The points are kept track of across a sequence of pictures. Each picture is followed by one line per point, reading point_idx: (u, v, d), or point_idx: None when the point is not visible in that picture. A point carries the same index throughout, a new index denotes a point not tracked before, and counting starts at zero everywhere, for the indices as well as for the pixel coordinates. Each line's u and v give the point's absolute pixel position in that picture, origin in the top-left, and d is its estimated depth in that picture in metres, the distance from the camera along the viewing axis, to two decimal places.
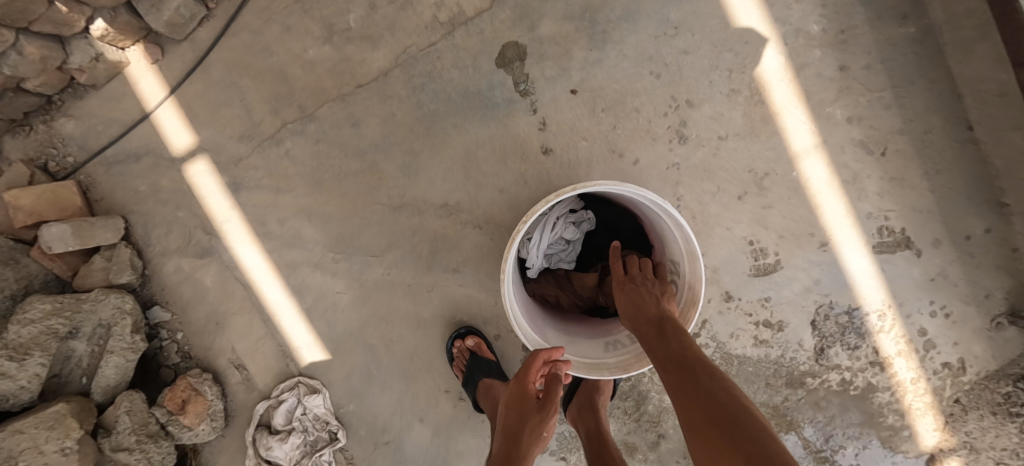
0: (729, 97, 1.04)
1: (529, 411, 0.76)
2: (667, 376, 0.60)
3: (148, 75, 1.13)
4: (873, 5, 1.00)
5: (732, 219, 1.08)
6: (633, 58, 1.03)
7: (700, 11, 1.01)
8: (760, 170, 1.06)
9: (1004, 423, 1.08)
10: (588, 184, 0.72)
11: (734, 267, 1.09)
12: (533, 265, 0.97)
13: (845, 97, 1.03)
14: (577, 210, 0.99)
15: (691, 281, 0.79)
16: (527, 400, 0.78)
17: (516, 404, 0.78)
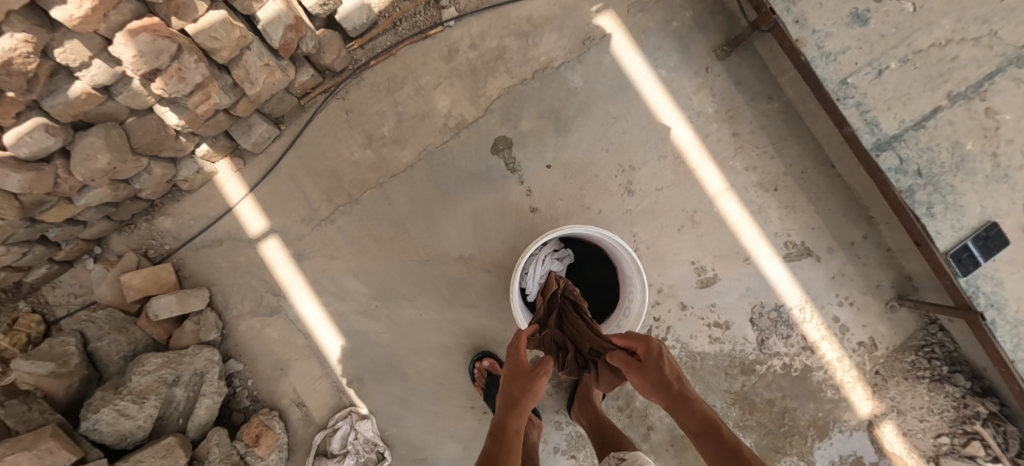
0: (660, 160, 1.45)
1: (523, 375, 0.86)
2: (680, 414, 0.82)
3: (232, 179, 1.51)
4: (748, 91, 1.45)
5: (678, 246, 1.44)
6: (589, 140, 1.45)
7: (630, 105, 1.45)
8: (691, 209, 1.44)
9: (915, 385, 1.39)
10: (562, 228, 1.09)
11: (685, 282, 1.43)
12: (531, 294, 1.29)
13: (741, 153, 1.44)
14: (559, 248, 1.32)
15: (641, 288, 1.15)
16: (522, 367, 0.88)
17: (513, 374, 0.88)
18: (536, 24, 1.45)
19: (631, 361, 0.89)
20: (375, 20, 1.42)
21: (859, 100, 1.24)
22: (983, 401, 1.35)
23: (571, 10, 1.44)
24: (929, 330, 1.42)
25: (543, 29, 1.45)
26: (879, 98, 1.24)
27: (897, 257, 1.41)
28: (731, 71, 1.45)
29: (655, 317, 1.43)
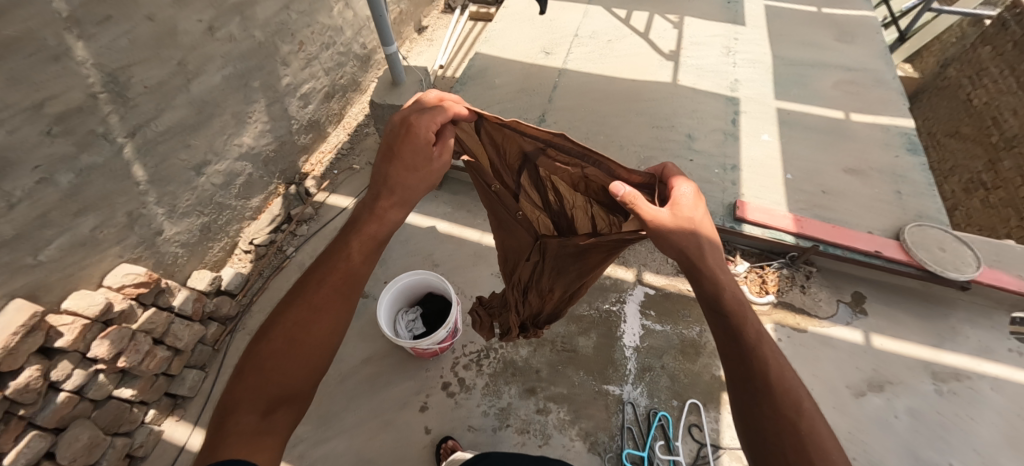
0: (440, 241, 2.47)
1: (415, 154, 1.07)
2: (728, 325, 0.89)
3: (176, 426, 2.04)
4: (459, 191, 2.67)
5: (478, 270, 2.35)
6: (399, 255, 2.43)
7: (409, 229, 2.52)
8: (471, 250, 2.43)
9: (636, 248, 2.40)
10: (403, 278, 1.98)
11: (493, 284, 2.30)
12: (402, 335, 1.92)
13: (475, 214, 2.56)
14: (410, 307, 2.05)
15: (447, 291, 1.97)
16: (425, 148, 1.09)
17: (399, 158, 1.06)
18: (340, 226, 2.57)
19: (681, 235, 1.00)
20: (246, 277, 2.36)
21: None
22: None
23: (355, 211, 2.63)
24: None
25: None
26: None
27: None
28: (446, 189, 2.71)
29: None
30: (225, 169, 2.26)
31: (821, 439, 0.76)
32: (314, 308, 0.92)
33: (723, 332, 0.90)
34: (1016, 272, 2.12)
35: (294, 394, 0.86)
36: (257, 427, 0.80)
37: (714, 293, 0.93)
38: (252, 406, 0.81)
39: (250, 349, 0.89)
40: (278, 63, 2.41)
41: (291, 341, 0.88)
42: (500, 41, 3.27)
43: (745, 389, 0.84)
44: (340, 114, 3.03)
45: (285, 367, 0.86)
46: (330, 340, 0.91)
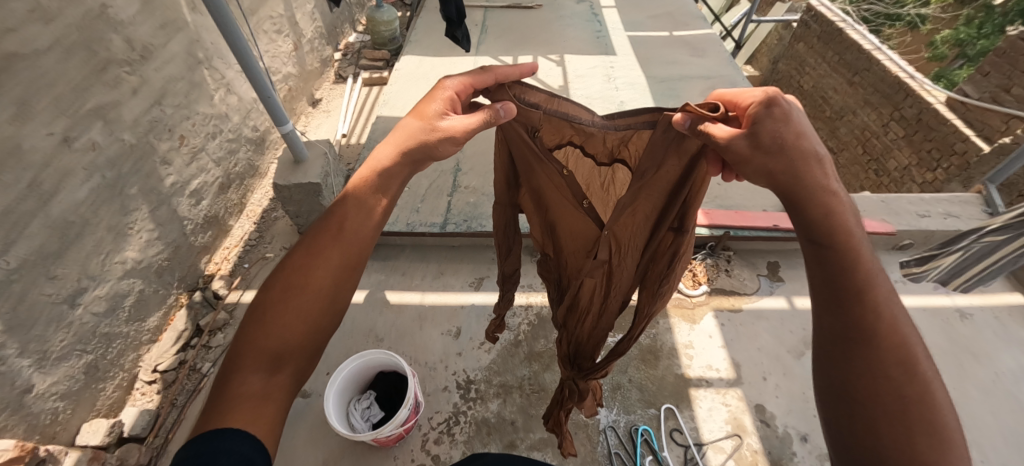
0: (379, 313, 2.31)
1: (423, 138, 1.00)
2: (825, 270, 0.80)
3: None
4: (390, 256, 2.56)
5: (427, 334, 2.23)
6: (338, 338, 2.22)
7: None
8: (416, 314, 2.31)
9: None
10: (350, 363, 1.80)
11: (447, 344, 2.19)
12: (358, 426, 1.72)
13: (412, 276, 2.47)
14: (361, 394, 1.85)
15: (402, 366, 1.83)
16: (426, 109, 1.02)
17: (416, 114, 1.04)
18: None
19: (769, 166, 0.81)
20: (156, 412, 1.98)
21: (420, 221, 2.49)
22: None
23: None
24: None
25: None
26: (427, 214, 2.52)
27: None
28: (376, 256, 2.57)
29: (454, 371, 2.10)
30: (108, 293, 1.93)
31: (930, 403, 0.71)
32: (314, 256, 0.92)
33: (819, 271, 0.81)
34: (879, 217, 2.53)
35: (291, 354, 0.87)
36: (265, 384, 0.83)
37: (812, 221, 0.80)
38: (256, 364, 0.83)
39: (259, 297, 0.90)
40: (158, 162, 2.18)
41: (290, 293, 0.89)
42: (398, 101, 3.30)
43: (833, 339, 0.78)
44: (240, 203, 2.81)
45: (285, 319, 0.87)
46: (329, 298, 0.92)
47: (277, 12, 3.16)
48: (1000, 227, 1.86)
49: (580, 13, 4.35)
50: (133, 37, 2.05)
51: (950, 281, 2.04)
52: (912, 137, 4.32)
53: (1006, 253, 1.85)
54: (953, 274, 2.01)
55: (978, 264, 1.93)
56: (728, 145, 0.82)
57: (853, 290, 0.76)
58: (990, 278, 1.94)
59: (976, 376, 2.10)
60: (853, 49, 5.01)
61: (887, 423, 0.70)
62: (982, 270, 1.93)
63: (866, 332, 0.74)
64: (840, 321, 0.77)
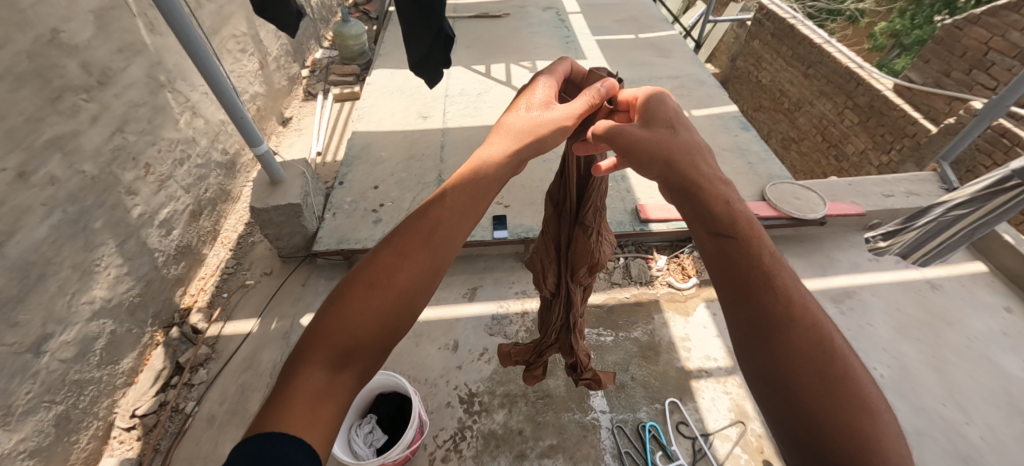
0: None
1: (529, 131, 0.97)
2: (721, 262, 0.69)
3: None
4: None
5: (424, 350, 2.18)
6: None
7: None
8: (410, 331, 2.25)
9: None
10: None
11: (446, 359, 2.14)
12: (360, 453, 1.63)
13: None
14: (360, 419, 1.77)
15: (404, 386, 1.78)
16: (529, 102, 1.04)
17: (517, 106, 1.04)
18: (249, 355, 2.19)
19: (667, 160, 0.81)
20: (139, 461, 1.86)
21: None
22: None
23: (261, 333, 2.28)
24: None
25: (256, 356, 2.19)
26: None
27: (502, 251, 2.58)
28: None
29: (455, 386, 2.05)
30: (76, 337, 1.80)
31: (851, 380, 0.56)
32: (404, 255, 0.75)
33: (718, 257, 0.69)
34: (849, 200, 2.66)
35: (364, 348, 0.68)
36: (327, 389, 0.64)
37: (704, 212, 0.73)
38: (324, 361, 0.65)
39: (340, 288, 0.72)
40: (124, 193, 2.06)
41: (375, 290, 0.71)
42: (373, 115, 3.25)
43: (747, 334, 0.63)
44: (214, 230, 2.69)
45: (361, 311, 0.69)
46: (416, 297, 0.74)
47: (240, 31, 3.07)
48: (963, 201, 1.96)
49: (547, 20, 4.42)
50: (89, 62, 1.94)
51: (910, 253, 2.19)
52: (866, 123, 4.59)
53: (965, 226, 1.98)
54: (913, 247, 2.16)
55: (938, 236, 2.07)
56: (622, 130, 0.86)
57: (762, 279, 0.64)
58: (948, 251, 2.10)
59: (952, 342, 2.22)
60: (805, 44, 5.30)
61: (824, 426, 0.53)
62: (940, 243, 2.08)
63: (783, 318, 0.60)
64: (749, 311, 0.63)
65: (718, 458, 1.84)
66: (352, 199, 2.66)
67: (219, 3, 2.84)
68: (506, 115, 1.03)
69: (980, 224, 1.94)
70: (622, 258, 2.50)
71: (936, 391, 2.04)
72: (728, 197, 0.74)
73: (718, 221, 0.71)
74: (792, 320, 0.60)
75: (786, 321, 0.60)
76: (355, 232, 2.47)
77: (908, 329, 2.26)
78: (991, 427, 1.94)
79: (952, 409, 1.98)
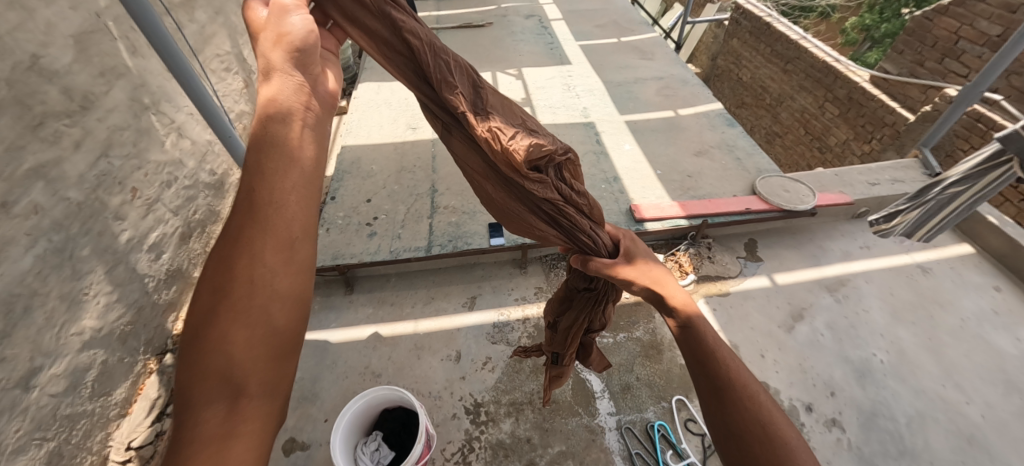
0: (374, 349, 2.22)
1: (284, 149, 0.89)
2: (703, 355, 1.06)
3: None
4: (377, 288, 2.49)
5: (427, 362, 2.15)
6: (334, 381, 2.11)
7: (335, 350, 2.22)
8: (412, 344, 2.23)
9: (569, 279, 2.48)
10: (354, 404, 1.69)
11: (449, 370, 2.12)
12: None
13: (403, 306, 2.39)
14: (366, 437, 1.74)
15: (408, 400, 1.74)
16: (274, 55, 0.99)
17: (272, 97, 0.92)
18: None
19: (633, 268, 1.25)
20: None
21: (403, 248, 2.42)
22: None
23: None
24: (546, 260, 2.58)
25: None
26: (409, 240, 2.46)
27: (499, 258, 2.57)
28: (362, 289, 2.48)
29: (460, 396, 2.03)
30: (66, 370, 1.75)
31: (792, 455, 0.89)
32: (234, 281, 0.79)
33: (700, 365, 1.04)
34: (837, 190, 2.70)
35: (247, 372, 0.76)
36: (225, 418, 0.72)
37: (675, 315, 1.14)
38: (212, 394, 0.73)
39: (189, 337, 0.78)
40: (111, 219, 2.02)
41: (225, 324, 0.77)
42: (362, 129, 3.23)
43: (708, 392, 1.00)
44: (204, 252, 2.64)
45: (234, 343, 0.76)
46: (271, 314, 0.80)
47: (223, 49, 3.05)
48: (961, 177, 2.16)
49: (530, 27, 4.47)
50: (71, 87, 1.90)
51: (916, 232, 2.39)
52: (846, 115, 4.69)
53: (965, 202, 2.19)
54: (918, 225, 2.35)
55: (941, 214, 2.27)
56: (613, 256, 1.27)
57: (710, 352, 1.03)
58: (946, 226, 2.32)
59: (946, 324, 2.26)
60: (782, 40, 5.41)
61: (757, 449, 0.90)
62: (943, 219, 2.28)
63: (723, 382, 0.98)
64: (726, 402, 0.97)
65: None
66: (345, 214, 2.63)
67: (201, 23, 2.82)
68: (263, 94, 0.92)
69: (979, 197, 2.15)
70: None
71: (935, 373, 2.07)
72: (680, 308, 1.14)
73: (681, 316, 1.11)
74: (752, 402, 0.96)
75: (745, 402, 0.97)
76: (349, 246, 2.44)
77: (903, 313, 2.30)
78: (990, 406, 1.97)
79: (951, 390, 2.02)
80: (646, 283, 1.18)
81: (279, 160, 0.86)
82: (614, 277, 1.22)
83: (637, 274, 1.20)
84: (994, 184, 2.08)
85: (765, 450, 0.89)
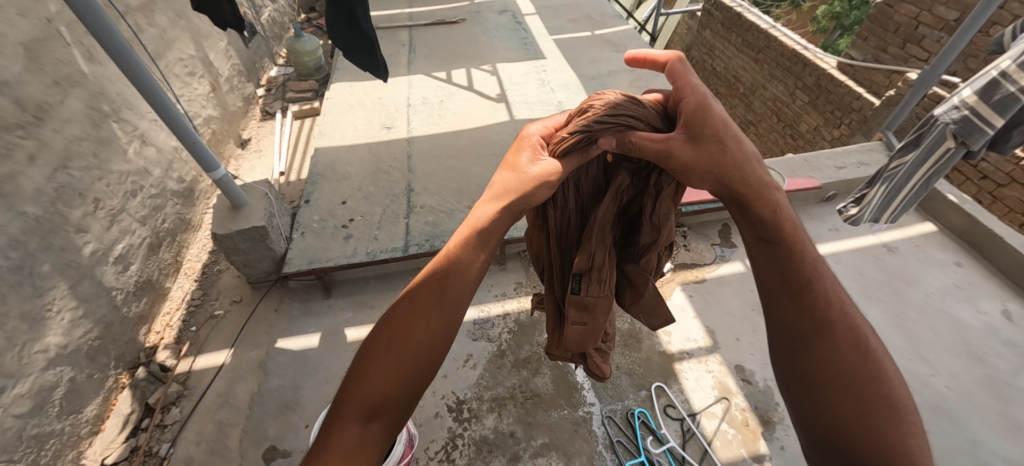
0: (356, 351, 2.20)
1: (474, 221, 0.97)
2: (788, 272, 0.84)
3: None
4: (357, 291, 2.47)
5: None
6: (315, 386, 2.09)
7: (316, 354, 2.20)
8: None
9: None
10: None
11: None
12: None
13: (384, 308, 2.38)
14: None
15: None
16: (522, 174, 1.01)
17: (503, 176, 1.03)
18: (224, 389, 2.10)
19: (688, 141, 0.87)
20: None
21: (381, 249, 2.41)
22: None
23: (235, 364, 2.19)
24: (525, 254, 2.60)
25: (232, 388, 2.10)
26: (387, 241, 2.44)
27: None
28: (342, 293, 2.46)
29: (443, 394, 2.03)
30: (31, 389, 1.70)
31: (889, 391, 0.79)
32: (415, 314, 0.86)
33: (784, 290, 0.84)
34: (805, 175, 2.78)
35: (389, 405, 0.82)
36: (360, 438, 0.78)
37: (760, 219, 0.85)
38: (356, 415, 0.80)
39: (364, 348, 0.86)
40: (72, 232, 1.96)
41: (388, 350, 0.83)
42: (336, 130, 3.18)
43: (792, 324, 0.84)
44: (176, 261, 2.58)
45: (381, 370, 0.82)
46: (421, 359, 0.85)
47: (187, 54, 2.97)
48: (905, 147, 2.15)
49: (504, 23, 4.46)
50: (23, 98, 1.83)
51: (880, 215, 2.28)
52: (816, 101, 4.81)
53: (922, 175, 2.09)
54: (882, 207, 2.26)
55: (899, 194, 2.19)
56: (669, 151, 0.87)
57: (802, 279, 0.83)
58: (911, 206, 2.20)
59: (911, 299, 2.34)
60: (752, 30, 5.52)
61: (853, 399, 0.79)
62: (904, 198, 2.19)
63: (812, 321, 0.82)
64: (806, 324, 0.82)
65: (706, 437, 1.88)
66: (320, 217, 2.59)
67: (162, 27, 2.74)
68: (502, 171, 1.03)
69: (933, 172, 2.05)
70: None
71: (901, 347, 2.15)
72: (775, 205, 0.86)
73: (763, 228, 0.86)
74: (841, 330, 0.81)
75: (839, 333, 0.81)
76: (325, 250, 2.41)
77: (870, 291, 2.38)
78: (955, 376, 2.05)
79: (917, 363, 2.09)
80: (707, 170, 0.86)
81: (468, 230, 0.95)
82: (667, 157, 0.87)
83: (696, 156, 0.86)
84: (941, 159, 2.00)
85: (862, 398, 0.78)
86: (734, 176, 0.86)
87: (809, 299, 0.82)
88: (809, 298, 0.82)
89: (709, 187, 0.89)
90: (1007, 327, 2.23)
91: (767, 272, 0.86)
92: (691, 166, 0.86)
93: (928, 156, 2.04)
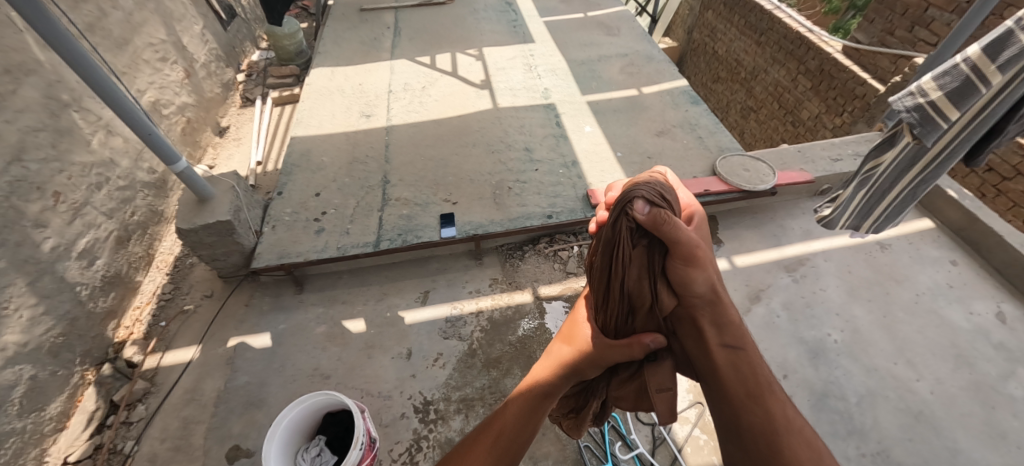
0: (324, 348, 2.16)
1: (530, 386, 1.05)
2: (753, 376, 0.86)
3: None
4: (330, 285, 2.42)
5: (378, 362, 2.10)
6: (282, 384, 2.05)
7: (284, 352, 2.16)
8: (363, 343, 2.17)
9: (526, 269, 2.44)
10: (292, 411, 1.64)
11: (400, 367, 2.07)
12: None
13: (356, 304, 2.32)
14: (308, 444, 1.70)
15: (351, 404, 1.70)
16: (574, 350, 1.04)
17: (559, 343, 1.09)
18: (191, 385, 2.07)
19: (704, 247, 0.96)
20: None
21: (352, 244, 2.34)
22: (540, 243, 2.53)
23: (203, 360, 2.15)
24: (503, 250, 2.53)
25: (199, 385, 2.07)
26: (358, 235, 2.37)
27: (454, 250, 2.51)
28: (313, 288, 2.40)
29: (410, 394, 1.99)
30: None
31: None
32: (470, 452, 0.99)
33: (742, 385, 0.85)
34: (798, 167, 2.65)
35: None
36: None
37: (733, 328, 0.92)
38: None
39: None
40: (29, 226, 1.91)
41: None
42: (312, 118, 3.08)
43: (750, 420, 0.81)
44: (147, 254, 2.54)
45: None
46: None
47: (157, 38, 2.87)
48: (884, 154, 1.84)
49: (494, 4, 4.29)
50: None
51: (862, 222, 2.04)
52: (818, 87, 4.61)
53: (904, 186, 1.82)
54: (863, 216, 2.02)
55: (882, 201, 1.93)
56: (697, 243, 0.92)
57: (756, 380, 0.86)
58: (896, 215, 1.95)
59: (900, 299, 2.25)
60: (756, 11, 5.30)
61: None
62: (887, 207, 1.93)
63: (770, 411, 0.81)
64: (761, 410, 0.81)
65: (677, 443, 1.83)
66: (293, 210, 2.52)
67: (128, 10, 2.64)
68: (560, 342, 1.09)
69: (917, 182, 1.78)
70: (576, 246, 2.50)
71: (887, 350, 2.07)
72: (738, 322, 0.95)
73: (727, 335, 0.92)
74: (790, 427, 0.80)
75: (792, 430, 0.80)
76: (296, 244, 2.34)
77: (859, 290, 2.28)
78: (940, 381, 1.97)
79: (902, 367, 2.02)
80: (710, 274, 0.93)
81: (524, 391, 1.04)
82: (695, 247, 0.91)
83: (706, 259, 0.94)
84: (927, 168, 1.71)
85: None
86: (717, 287, 0.96)
87: (769, 398, 0.83)
88: (771, 400, 0.83)
89: (700, 288, 0.93)
90: (999, 329, 2.14)
91: (728, 373, 0.87)
92: (705, 263, 0.93)
93: (915, 160, 1.73)
